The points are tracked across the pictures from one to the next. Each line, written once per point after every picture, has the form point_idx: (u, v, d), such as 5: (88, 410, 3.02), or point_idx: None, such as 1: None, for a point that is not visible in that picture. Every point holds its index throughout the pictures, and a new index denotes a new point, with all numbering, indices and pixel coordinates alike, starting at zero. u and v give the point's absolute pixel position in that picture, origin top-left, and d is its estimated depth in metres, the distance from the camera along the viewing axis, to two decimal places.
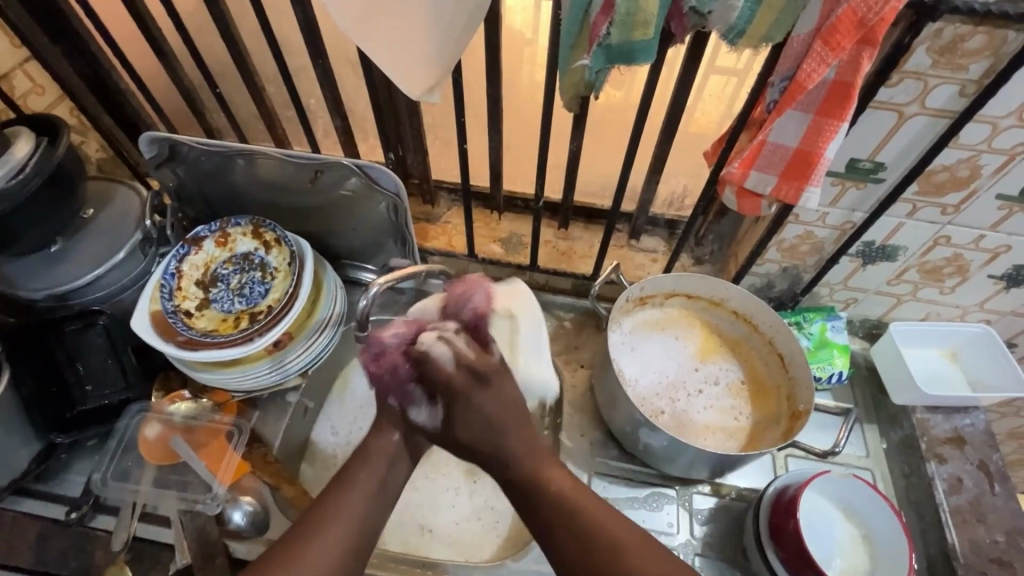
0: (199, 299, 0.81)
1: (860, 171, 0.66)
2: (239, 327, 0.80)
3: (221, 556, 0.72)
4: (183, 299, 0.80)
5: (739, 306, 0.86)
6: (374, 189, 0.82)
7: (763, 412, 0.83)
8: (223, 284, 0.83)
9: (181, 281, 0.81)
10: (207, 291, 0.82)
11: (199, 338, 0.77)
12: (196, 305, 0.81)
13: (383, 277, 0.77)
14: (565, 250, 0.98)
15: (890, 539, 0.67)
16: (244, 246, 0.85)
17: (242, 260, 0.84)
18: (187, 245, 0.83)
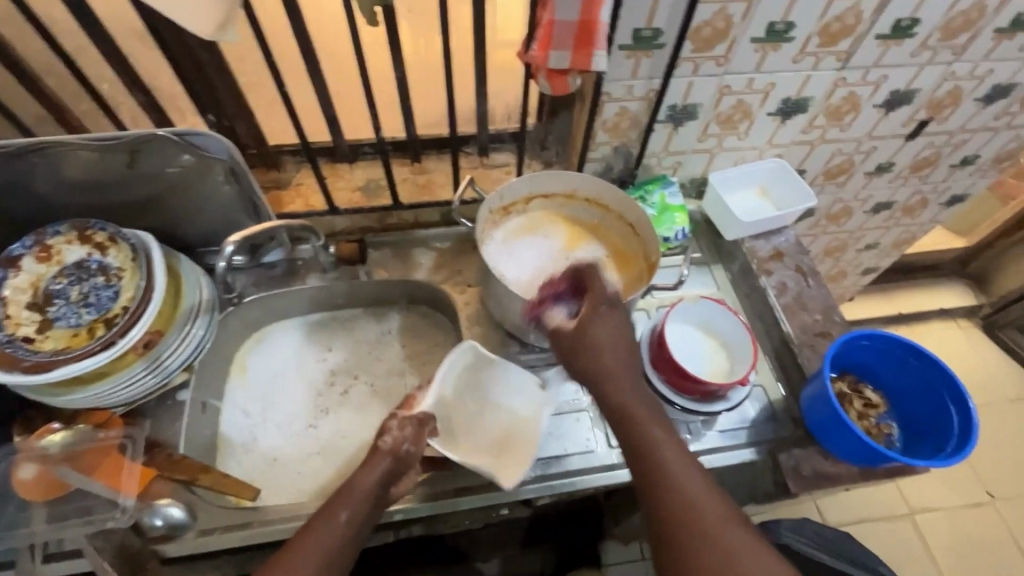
0: (37, 322, 0.73)
1: (644, 40, 0.76)
2: (96, 336, 0.74)
3: (148, 561, 0.71)
4: (18, 326, 0.72)
5: (588, 193, 0.96)
6: (207, 160, 0.79)
7: (628, 275, 0.94)
8: (61, 299, 0.75)
9: (8, 308, 0.73)
10: (43, 310, 0.74)
11: (50, 358, 0.70)
12: (35, 328, 0.73)
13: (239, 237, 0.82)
14: (425, 182, 1.01)
15: (737, 338, 0.82)
16: (75, 255, 0.77)
17: (76, 269, 0.77)
18: (5, 269, 0.75)
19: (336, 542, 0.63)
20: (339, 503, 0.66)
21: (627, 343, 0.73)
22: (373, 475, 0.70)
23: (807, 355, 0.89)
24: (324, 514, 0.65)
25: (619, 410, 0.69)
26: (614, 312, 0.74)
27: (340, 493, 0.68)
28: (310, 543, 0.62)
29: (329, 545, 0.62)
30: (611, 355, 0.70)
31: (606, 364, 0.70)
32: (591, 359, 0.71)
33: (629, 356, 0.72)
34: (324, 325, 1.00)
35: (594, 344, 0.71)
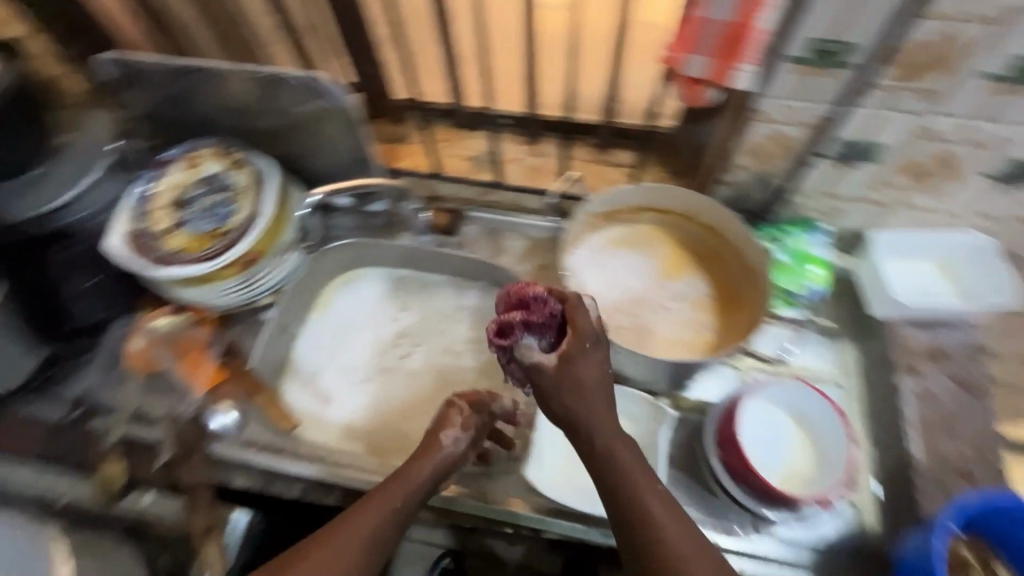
0: (170, 220, 0.84)
1: (824, 55, 0.60)
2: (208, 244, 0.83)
3: (197, 453, 0.77)
4: (156, 220, 0.84)
5: (707, 218, 0.84)
6: (331, 105, 0.82)
7: (726, 323, 0.81)
8: (192, 205, 0.85)
9: (153, 203, 0.85)
10: (177, 211, 0.85)
11: (169, 255, 0.81)
12: (167, 225, 0.84)
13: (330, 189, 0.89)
14: (536, 166, 0.96)
15: (836, 447, 0.67)
16: (211, 169, 0.87)
17: (209, 181, 0.86)
18: (158, 169, 0.87)
19: (362, 547, 0.57)
20: (368, 499, 0.61)
21: (604, 386, 0.59)
22: (433, 468, 0.66)
23: (930, 493, 0.69)
24: (354, 507, 0.60)
25: (611, 478, 0.57)
26: (593, 352, 0.59)
27: (385, 485, 0.63)
28: (340, 552, 0.56)
29: (352, 551, 0.57)
30: (593, 398, 0.58)
31: (586, 405, 0.57)
32: (569, 401, 0.58)
33: (610, 399, 0.59)
34: (407, 283, 1.01)
35: (579, 388, 0.58)
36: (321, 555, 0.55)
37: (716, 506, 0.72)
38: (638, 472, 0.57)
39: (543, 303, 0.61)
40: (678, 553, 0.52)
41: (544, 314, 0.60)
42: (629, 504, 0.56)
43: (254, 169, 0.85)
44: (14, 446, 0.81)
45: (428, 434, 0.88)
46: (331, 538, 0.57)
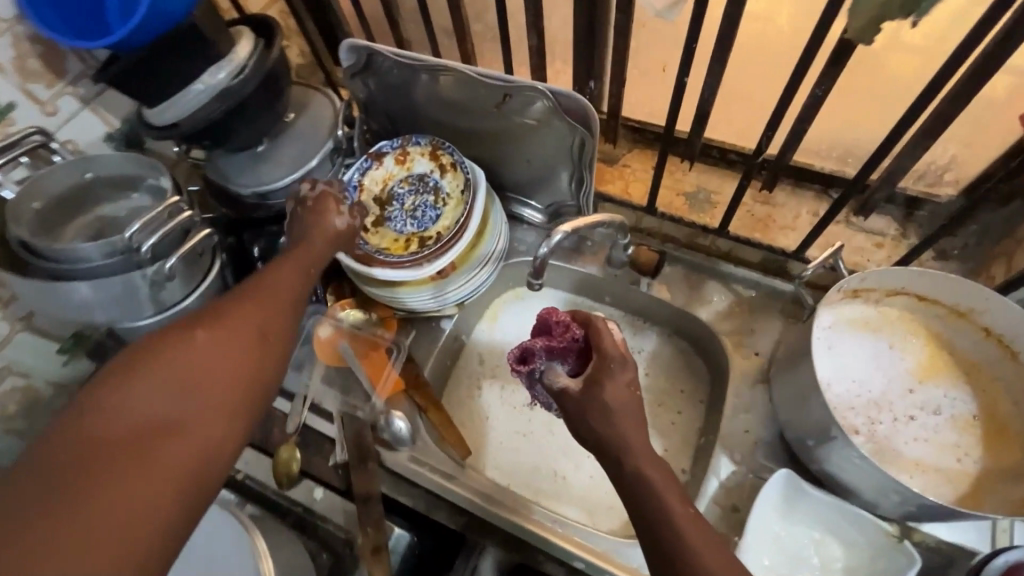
0: (375, 216, 0.83)
1: None
2: (409, 249, 0.80)
3: (372, 462, 0.75)
4: (362, 213, 0.82)
5: (995, 324, 0.68)
6: (562, 123, 0.75)
7: (997, 460, 0.65)
8: (398, 204, 0.83)
9: (361, 194, 0.83)
10: (382, 208, 0.83)
11: (374, 254, 0.78)
12: (371, 220, 0.82)
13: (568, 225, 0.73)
14: (763, 216, 0.84)
15: None
16: (421, 167, 0.84)
17: (418, 181, 0.83)
18: (370, 159, 0.84)
19: (273, 313, 0.55)
20: (261, 298, 0.56)
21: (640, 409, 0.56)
22: (331, 242, 0.68)
23: None
24: (234, 299, 0.54)
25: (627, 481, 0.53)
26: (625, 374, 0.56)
27: (255, 284, 0.58)
28: (251, 308, 0.54)
29: (247, 347, 0.51)
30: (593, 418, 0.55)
31: (620, 428, 0.54)
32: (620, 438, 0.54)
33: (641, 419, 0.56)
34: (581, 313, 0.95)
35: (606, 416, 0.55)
36: (242, 309, 0.53)
37: None
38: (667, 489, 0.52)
39: (565, 328, 0.61)
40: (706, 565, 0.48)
41: (567, 339, 0.61)
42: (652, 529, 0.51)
43: (466, 176, 0.80)
44: None
45: (589, 487, 0.80)
46: (261, 298, 0.55)
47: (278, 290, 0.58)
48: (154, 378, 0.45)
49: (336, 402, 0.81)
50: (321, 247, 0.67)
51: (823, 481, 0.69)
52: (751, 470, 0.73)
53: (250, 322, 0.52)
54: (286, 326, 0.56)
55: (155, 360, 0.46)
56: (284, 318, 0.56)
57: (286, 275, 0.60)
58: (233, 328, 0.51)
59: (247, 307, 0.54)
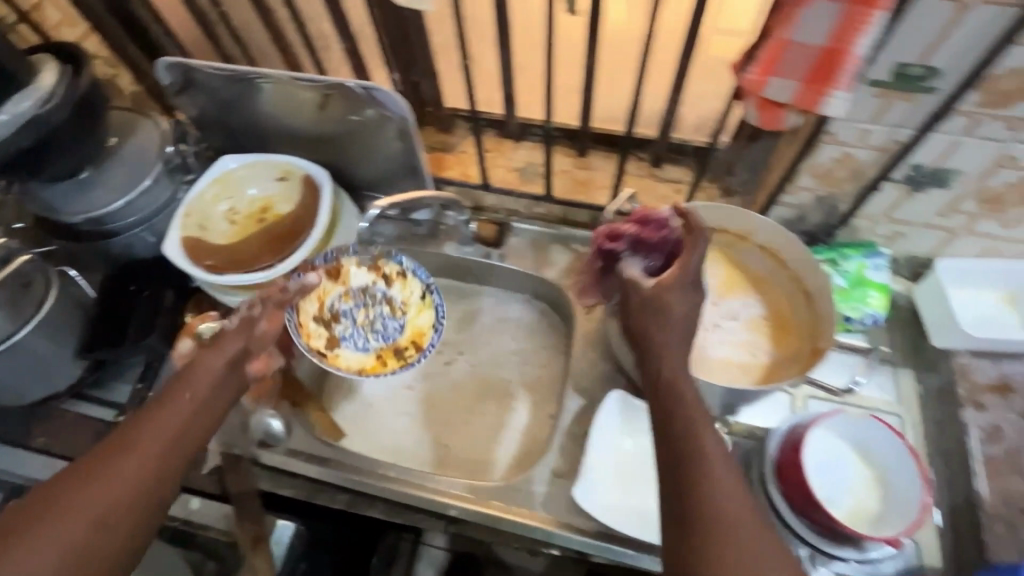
0: (325, 336, 0.83)
1: (909, 80, 0.57)
2: (386, 365, 0.83)
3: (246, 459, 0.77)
4: (311, 337, 0.82)
5: (766, 240, 0.81)
6: (384, 116, 0.81)
7: (782, 349, 0.78)
8: (350, 320, 0.85)
9: (301, 316, 0.82)
10: (331, 327, 0.84)
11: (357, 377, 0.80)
12: (325, 343, 0.82)
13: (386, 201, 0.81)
14: (584, 179, 0.95)
15: (905, 484, 0.64)
16: (360, 279, 0.85)
17: (361, 294, 0.86)
18: (302, 271, 0.79)
19: (192, 411, 0.55)
20: (180, 391, 0.56)
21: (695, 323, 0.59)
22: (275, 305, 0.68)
23: (997, 532, 0.66)
24: (166, 394, 0.55)
25: (665, 448, 0.51)
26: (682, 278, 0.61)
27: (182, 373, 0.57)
28: (173, 408, 0.54)
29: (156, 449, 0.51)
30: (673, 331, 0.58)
31: (667, 334, 0.57)
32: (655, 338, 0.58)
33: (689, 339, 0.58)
34: (449, 290, 0.99)
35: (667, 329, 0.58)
36: (165, 409, 0.54)
37: None
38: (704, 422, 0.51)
39: (660, 228, 0.73)
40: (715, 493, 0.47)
41: (658, 237, 0.74)
42: (687, 461, 0.49)
43: (420, 283, 0.85)
44: (63, 445, 0.80)
45: (473, 447, 0.85)
46: (178, 396, 0.55)
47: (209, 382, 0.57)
48: (77, 498, 0.47)
49: None
50: (238, 330, 0.62)
51: None
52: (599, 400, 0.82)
53: (172, 425, 0.53)
54: (210, 420, 0.56)
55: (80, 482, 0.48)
56: (203, 412, 0.56)
57: (201, 371, 0.57)
58: (155, 435, 0.52)
59: (164, 408, 0.54)
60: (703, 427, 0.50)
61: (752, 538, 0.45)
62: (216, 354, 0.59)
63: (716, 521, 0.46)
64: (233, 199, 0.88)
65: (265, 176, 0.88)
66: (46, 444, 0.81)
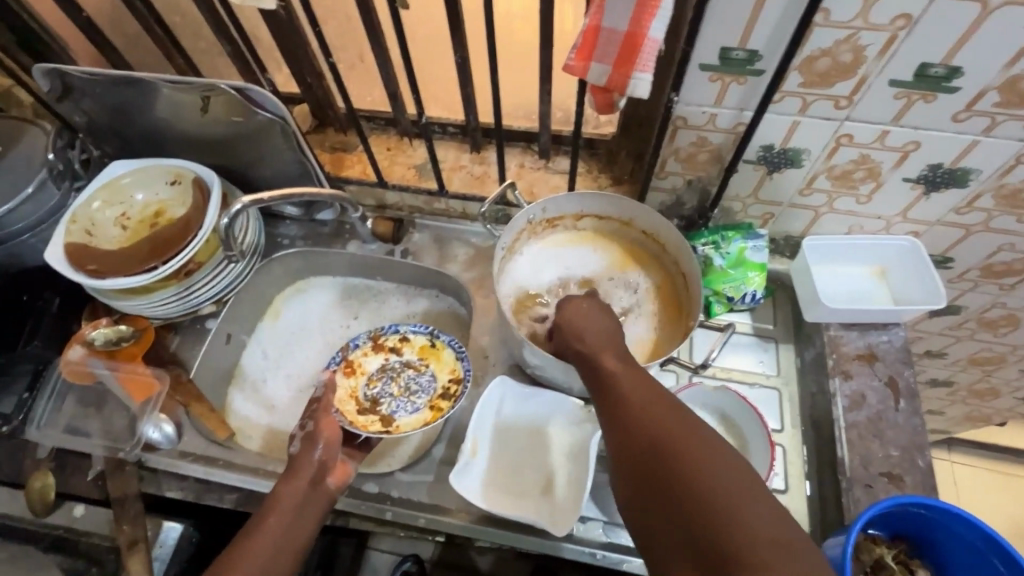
0: (379, 420, 0.81)
1: (736, 62, 0.60)
2: (444, 408, 0.80)
3: (130, 463, 0.77)
4: (368, 427, 0.79)
5: (645, 224, 0.83)
6: (267, 117, 0.82)
7: (662, 327, 0.81)
8: (387, 396, 0.83)
9: (347, 416, 0.81)
10: (379, 410, 0.82)
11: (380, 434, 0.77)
12: (381, 425, 0.80)
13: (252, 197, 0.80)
14: (481, 174, 0.96)
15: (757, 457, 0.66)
16: (374, 362, 0.86)
17: (382, 371, 0.85)
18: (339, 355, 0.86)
19: (279, 537, 0.61)
20: (259, 525, 0.62)
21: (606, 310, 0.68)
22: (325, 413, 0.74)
23: (855, 495, 0.69)
24: (252, 526, 0.62)
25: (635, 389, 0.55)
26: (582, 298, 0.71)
27: (270, 501, 0.64)
28: (263, 535, 0.61)
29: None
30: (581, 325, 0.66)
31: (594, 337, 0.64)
32: (581, 341, 0.64)
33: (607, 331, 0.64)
34: (358, 291, 1.02)
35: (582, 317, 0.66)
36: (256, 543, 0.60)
37: None
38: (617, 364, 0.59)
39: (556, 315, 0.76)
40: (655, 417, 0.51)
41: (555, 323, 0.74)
42: (619, 401, 0.55)
43: (423, 332, 0.87)
44: None
45: None
46: (267, 520, 0.62)
47: (293, 519, 0.63)
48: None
49: (94, 420, 0.80)
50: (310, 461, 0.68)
51: (542, 380, 0.81)
52: None
53: (265, 549, 0.60)
54: (292, 549, 0.62)
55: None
56: (292, 534, 0.62)
57: (290, 497, 0.64)
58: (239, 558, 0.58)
59: (256, 538, 0.60)
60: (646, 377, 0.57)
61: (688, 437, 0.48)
62: (292, 482, 0.66)
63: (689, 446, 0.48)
64: (125, 205, 0.88)
65: (156, 181, 0.89)
66: None
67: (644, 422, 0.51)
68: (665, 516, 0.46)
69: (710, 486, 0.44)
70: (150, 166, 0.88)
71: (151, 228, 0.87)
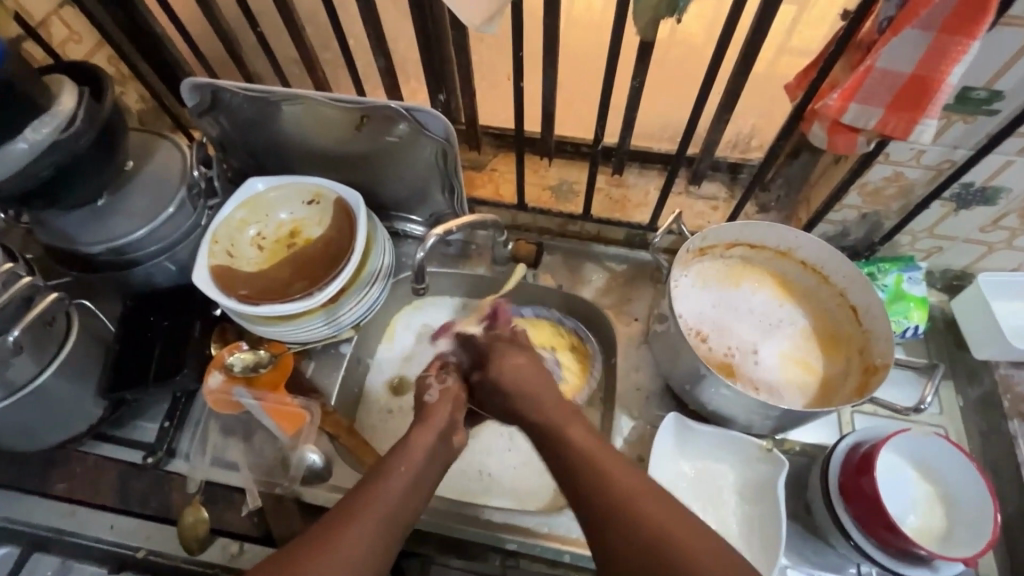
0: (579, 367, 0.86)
1: (972, 102, 0.58)
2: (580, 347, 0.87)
3: (288, 499, 0.75)
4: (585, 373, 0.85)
5: (810, 256, 0.80)
6: (425, 137, 0.79)
7: (831, 362, 0.78)
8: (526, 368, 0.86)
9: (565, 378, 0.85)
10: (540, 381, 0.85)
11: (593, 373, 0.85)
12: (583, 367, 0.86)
13: (440, 229, 0.77)
14: (619, 197, 0.95)
15: (971, 511, 0.63)
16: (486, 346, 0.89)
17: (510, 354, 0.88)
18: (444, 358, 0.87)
19: (409, 486, 0.60)
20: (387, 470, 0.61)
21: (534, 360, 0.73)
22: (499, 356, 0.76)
23: None
24: (382, 468, 0.61)
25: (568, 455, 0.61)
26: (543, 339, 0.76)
27: (396, 449, 0.64)
28: (389, 484, 0.59)
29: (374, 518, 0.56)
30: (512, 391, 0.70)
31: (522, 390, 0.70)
32: (516, 396, 0.69)
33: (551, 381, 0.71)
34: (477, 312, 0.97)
35: (520, 378, 0.70)
36: (384, 482, 0.59)
37: (826, 553, 0.71)
38: (580, 439, 0.62)
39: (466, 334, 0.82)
40: (587, 462, 0.59)
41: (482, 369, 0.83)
42: (550, 436, 0.64)
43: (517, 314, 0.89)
44: (86, 490, 0.76)
45: (517, 473, 0.84)
46: (394, 472, 0.60)
47: (424, 474, 0.62)
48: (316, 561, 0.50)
49: (239, 452, 0.77)
50: (444, 414, 0.70)
51: (704, 415, 0.78)
52: (649, 422, 0.81)
53: (390, 497, 0.58)
54: (420, 495, 0.61)
55: (325, 538, 0.53)
56: (416, 492, 0.61)
57: (418, 447, 0.64)
58: (368, 500, 0.57)
59: (384, 480, 0.59)
60: (570, 431, 0.63)
61: (637, 498, 0.55)
62: (421, 434, 0.66)
63: (626, 529, 0.53)
64: (261, 223, 0.84)
65: (294, 200, 0.85)
66: (69, 489, 0.76)
67: (619, 481, 0.57)
68: (629, 549, 0.53)
69: (663, 536, 0.52)
70: (287, 183, 0.84)
71: (290, 249, 0.84)
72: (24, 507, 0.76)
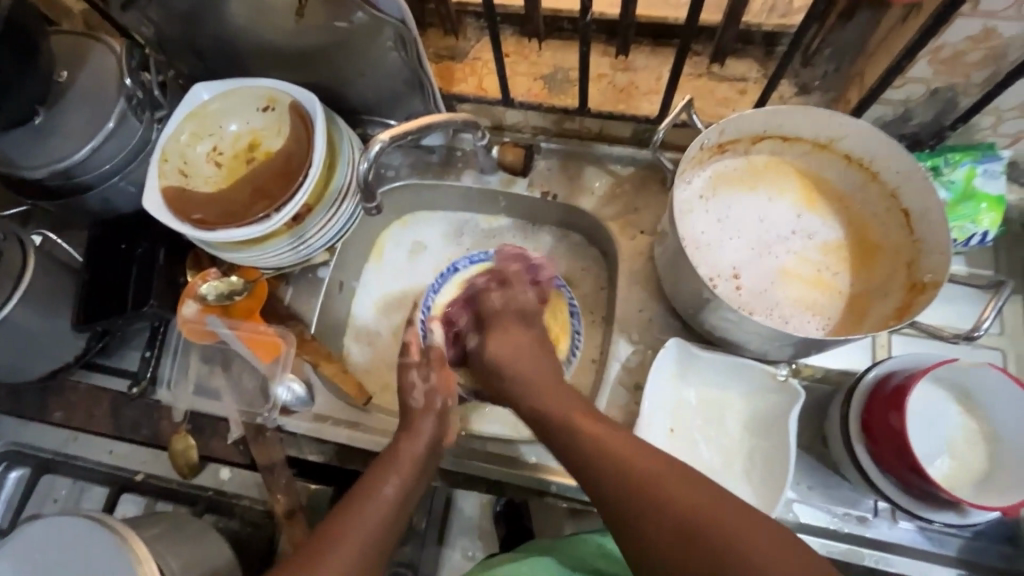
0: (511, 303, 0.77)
1: None
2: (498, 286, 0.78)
3: (270, 429, 0.74)
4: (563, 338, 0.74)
5: (856, 148, 0.65)
6: (378, 18, 0.65)
7: (867, 277, 0.67)
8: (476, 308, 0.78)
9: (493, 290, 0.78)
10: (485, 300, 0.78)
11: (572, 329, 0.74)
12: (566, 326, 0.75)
13: (388, 133, 0.67)
14: (625, 85, 0.80)
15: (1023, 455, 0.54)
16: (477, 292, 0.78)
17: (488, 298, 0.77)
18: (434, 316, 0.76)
19: (397, 501, 0.56)
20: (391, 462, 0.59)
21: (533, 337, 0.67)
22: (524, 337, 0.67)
23: None
24: (374, 472, 0.58)
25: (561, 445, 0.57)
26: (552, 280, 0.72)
27: (390, 453, 0.60)
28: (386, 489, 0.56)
29: (384, 509, 0.55)
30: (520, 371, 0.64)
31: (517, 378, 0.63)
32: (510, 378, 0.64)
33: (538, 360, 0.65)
34: (468, 228, 0.87)
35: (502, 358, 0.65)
36: (379, 486, 0.56)
37: (840, 487, 0.64)
38: (588, 425, 0.56)
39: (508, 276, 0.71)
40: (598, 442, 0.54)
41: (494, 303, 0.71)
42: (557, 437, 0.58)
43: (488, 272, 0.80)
44: (81, 419, 0.77)
45: None
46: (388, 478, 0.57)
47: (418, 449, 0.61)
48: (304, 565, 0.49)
49: (221, 380, 0.76)
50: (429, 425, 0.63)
51: (711, 339, 0.70)
52: (649, 346, 0.73)
53: (384, 510, 0.55)
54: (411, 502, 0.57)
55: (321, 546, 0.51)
56: (407, 499, 0.57)
57: (418, 433, 0.62)
58: (355, 517, 0.53)
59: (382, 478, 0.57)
60: (583, 420, 0.57)
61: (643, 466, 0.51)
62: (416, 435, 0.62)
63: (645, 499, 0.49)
64: (215, 137, 0.75)
65: (247, 107, 0.75)
66: (66, 417, 0.78)
67: (642, 466, 0.51)
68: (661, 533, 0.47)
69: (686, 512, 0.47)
70: (238, 89, 0.75)
71: (248, 164, 0.75)
72: (27, 433, 0.78)
